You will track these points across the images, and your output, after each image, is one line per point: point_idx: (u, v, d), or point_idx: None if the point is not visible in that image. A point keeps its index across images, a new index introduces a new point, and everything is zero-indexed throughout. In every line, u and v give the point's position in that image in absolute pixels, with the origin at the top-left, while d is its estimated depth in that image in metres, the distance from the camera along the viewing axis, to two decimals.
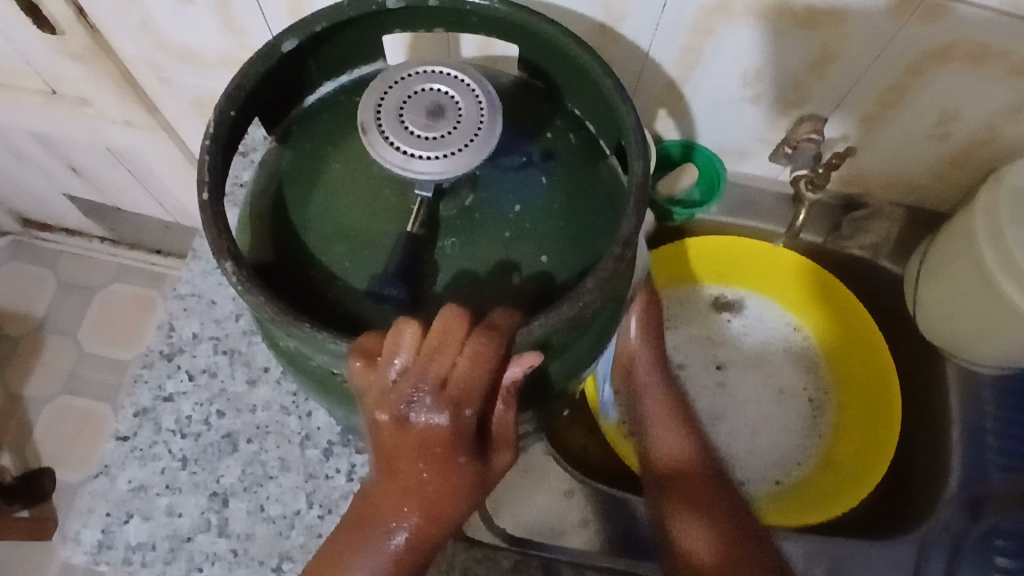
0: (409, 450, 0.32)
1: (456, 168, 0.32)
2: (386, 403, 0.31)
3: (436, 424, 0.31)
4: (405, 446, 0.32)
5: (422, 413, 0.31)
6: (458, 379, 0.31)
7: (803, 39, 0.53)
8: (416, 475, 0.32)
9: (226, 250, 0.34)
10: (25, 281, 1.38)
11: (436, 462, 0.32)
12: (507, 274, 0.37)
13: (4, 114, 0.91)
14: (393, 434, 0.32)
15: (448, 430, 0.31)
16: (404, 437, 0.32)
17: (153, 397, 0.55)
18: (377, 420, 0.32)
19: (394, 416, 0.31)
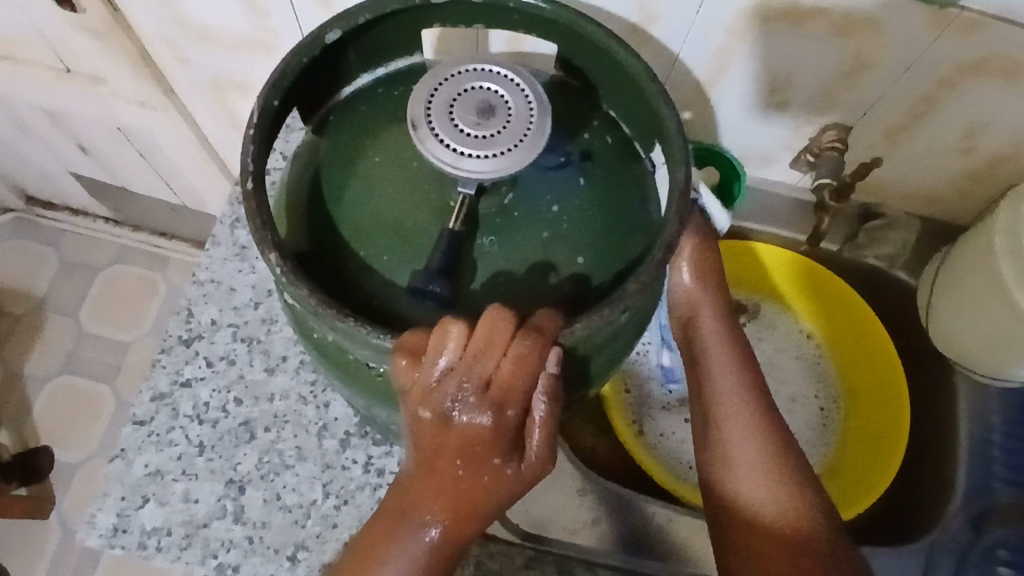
0: (449, 448, 0.33)
1: (505, 168, 0.32)
2: (429, 398, 0.32)
3: (478, 424, 0.32)
4: (444, 444, 0.33)
5: (466, 413, 0.32)
6: (502, 379, 0.32)
7: (837, 47, 0.53)
8: (452, 473, 0.33)
9: (270, 240, 0.33)
10: (27, 259, 1.38)
11: (474, 461, 0.33)
12: (544, 275, 0.37)
13: (16, 88, 0.90)
14: (433, 430, 0.33)
15: (490, 431, 0.32)
16: (444, 434, 0.33)
17: (170, 382, 0.55)
18: (419, 417, 0.33)
19: (436, 414, 0.32)
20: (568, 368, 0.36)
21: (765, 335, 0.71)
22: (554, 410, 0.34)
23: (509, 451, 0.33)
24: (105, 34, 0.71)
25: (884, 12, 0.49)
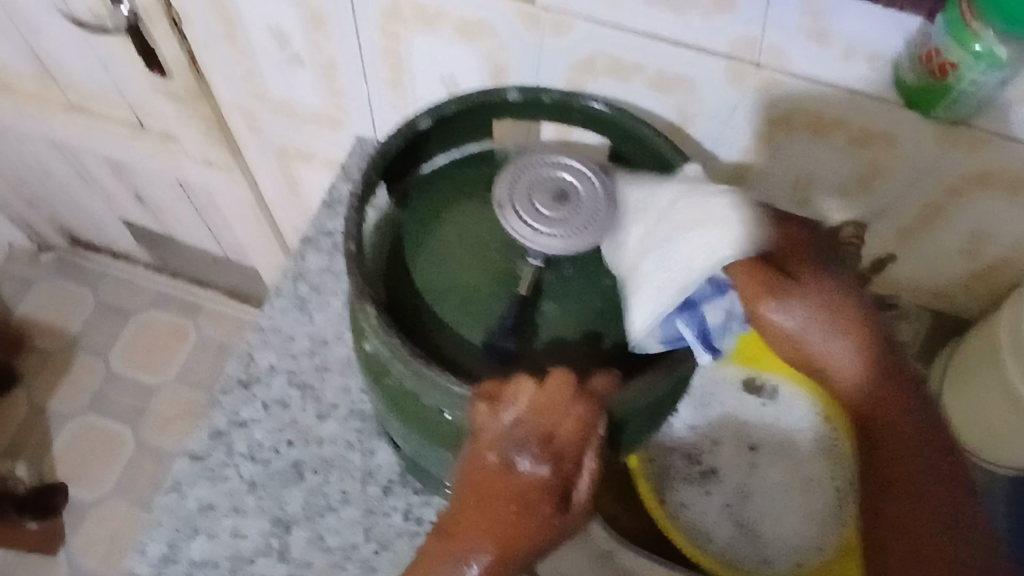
0: (510, 489, 0.36)
1: (576, 247, 0.37)
2: (494, 437, 0.37)
3: (542, 471, 0.36)
4: (505, 483, 0.36)
5: (527, 459, 0.36)
6: (561, 434, 0.37)
7: (854, 156, 0.60)
8: (507, 515, 0.36)
9: (369, 293, 0.40)
10: (65, 299, 1.43)
11: (531, 509, 0.36)
12: (596, 341, 0.42)
13: (90, 141, 0.98)
14: (497, 467, 0.37)
15: (545, 478, 0.36)
16: (506, 477, 0.37)
17: (228, 422, 0.59)
18: (483, 457, 0.37)
19: (500, 456, 0.37)
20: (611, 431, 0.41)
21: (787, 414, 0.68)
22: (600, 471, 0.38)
23: (559, 501, 0.37)
24: (188, 101, 0.78)
25: (897, 128, 0.56)
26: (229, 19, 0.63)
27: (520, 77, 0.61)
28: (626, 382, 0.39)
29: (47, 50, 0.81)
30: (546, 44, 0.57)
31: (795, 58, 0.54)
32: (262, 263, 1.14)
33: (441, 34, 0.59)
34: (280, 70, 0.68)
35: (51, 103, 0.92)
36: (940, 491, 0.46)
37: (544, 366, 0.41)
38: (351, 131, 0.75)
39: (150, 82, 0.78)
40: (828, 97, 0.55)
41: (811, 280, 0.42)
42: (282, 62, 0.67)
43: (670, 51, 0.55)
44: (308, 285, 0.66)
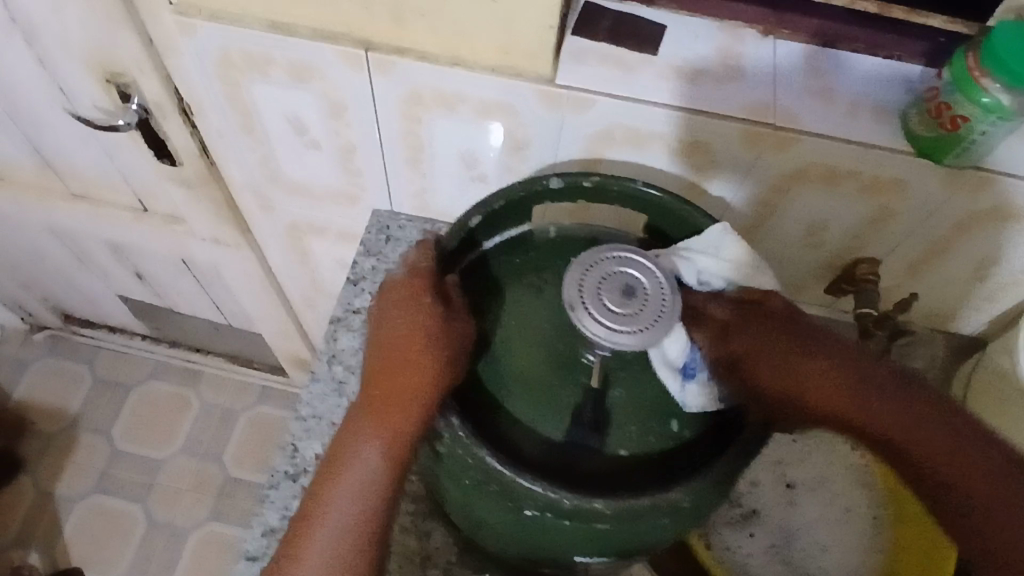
0: (348, 479, 0.43)
1: (649, 341, 0.38)
2: (346, 437, 0.44)
3: (375, 473, 0.42)
4: (336, 471, 0.43)
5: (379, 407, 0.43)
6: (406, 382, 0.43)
7: (866, 201, 0.62)
8: (338, 502, 0.43)
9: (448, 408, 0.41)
10: (62, 378, 1.41)
11: (377, 502, 0.43)
12: (667, 422, 0.43)
13: (89, 227, 0.97)
14: (337, 453, 0.44)
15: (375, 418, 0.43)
16: (383, 413, 0.43)
17: (280, 517, 0.58)
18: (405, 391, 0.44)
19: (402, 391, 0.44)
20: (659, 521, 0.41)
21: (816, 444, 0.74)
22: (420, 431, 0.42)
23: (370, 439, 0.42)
24: (199, 186, 0.79)
25: (907, 175, 0.58)
26: (249, 111, 0.65)
27: (539, 150, 0.63)
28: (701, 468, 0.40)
29: (49, 144, 0.81)
30: (566, 120, 0.59)
31: (808, 118, 0.56)
32: (269, 330, 1.14)
33: (462, 116, 0.61)
34: (298, 157, 0.70)
35: (50, 192, 0.92)
36: (921, 413, 0.46)
37: (621, 454, 0.41)
38: (366, 205, 0.76)
39: (160, 170, 0.78)
40: (842, 152, 0.57)
41: (768, 341, 0.46)
42: (300, 146, 0.68)
43: (690, 119, 0.57)
44: (344, 366, 0.66)
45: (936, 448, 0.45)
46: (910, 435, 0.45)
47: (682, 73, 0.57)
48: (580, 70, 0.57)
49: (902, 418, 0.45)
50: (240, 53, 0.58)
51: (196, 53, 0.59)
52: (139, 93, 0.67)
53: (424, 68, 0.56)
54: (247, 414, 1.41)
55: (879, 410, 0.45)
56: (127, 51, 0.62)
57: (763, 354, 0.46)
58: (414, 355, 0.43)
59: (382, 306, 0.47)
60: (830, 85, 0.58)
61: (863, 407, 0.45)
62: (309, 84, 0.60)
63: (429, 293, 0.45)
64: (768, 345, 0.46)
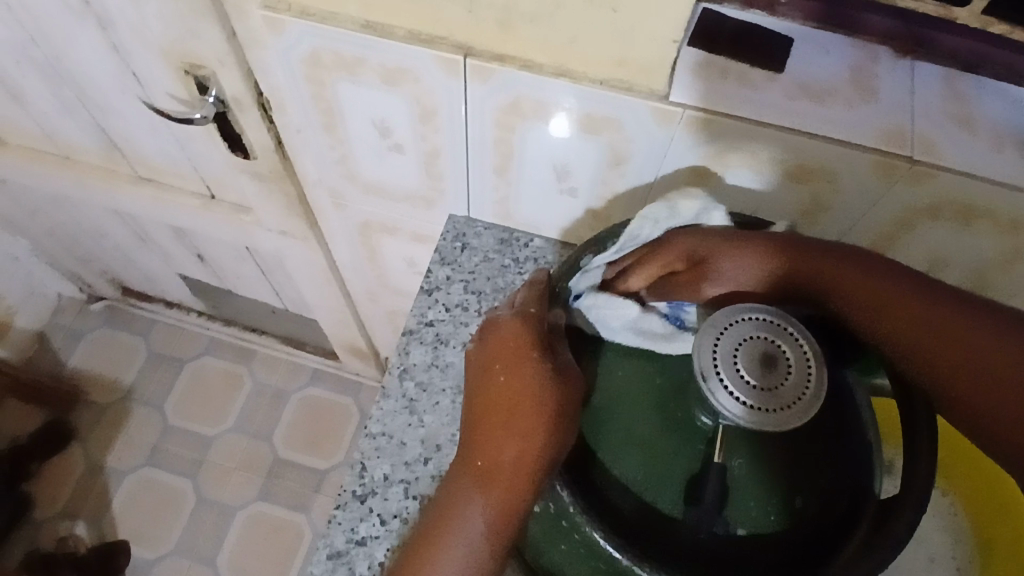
0: (445, 560, 0.36)
1: (791, 422, 0.34)
2: (442, 509, 0.37)
3: (480, 552, 0.36)
4: (431, 551, 0.36)
5: (484, 445, 0.38)
6: (511, 410, 0.38)
7: (1000, 242, 0.56)
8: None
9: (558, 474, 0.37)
10: (119, 349, 1.44)
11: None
12: (791, 500, 0.38)
13: (154, 211, 0.96)
14: (430, 528, 0.37)
15: (479, 463, 0.37)
16: (484, 459, 0.37)
17: (347, 541, 0.56)
18: (500, 413, 0.38)
19: (501, 420, 0.38)
20: None
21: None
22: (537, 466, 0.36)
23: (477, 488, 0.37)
24: (271, 179, 0.77)
25: None
26: (332, 110, 0.62)
27: (638, 166, 0.59)
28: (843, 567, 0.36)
29: (121, 130, 0.80)
30: (676, 138, 0.55)
31: (948, 150, 0.51)
32: (325, 318, 1.12)
33: (562, 129, 0.57)
34: (378, 158, 0.67)
35: (118, 175, 0.91)
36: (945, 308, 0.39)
37: (739, 533, 0.37)
38: (443, 209, 0.73)
39: (233, 161, 0.76)
40: (982, 191, 0.51)
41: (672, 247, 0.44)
42: (381, 148, 0.66)
43: (818, 146, 0.51)
44: (414, 383, 0.63)
45: (937, 341, 0.38)
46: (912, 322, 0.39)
47: (810, 93, 0.52)
48: (698, 85, 0.52)
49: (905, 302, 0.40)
50: (331, 54, 0.55)
51: (283, 50, 0.56)
52: (218, 85, 0.65)
53: (526, 77, 0.52)
54: (298, 394, 1.41)
55: (883, 298, 0.40)
56: (209, 44, 0.59)
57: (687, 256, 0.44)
58: (521, 411, 0.38)
59: (481, 350, 0.41)
60: (972, 111, 0.52)
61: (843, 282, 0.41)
62: (399, 87, 0.57)
63: (536, 343, 0.40)
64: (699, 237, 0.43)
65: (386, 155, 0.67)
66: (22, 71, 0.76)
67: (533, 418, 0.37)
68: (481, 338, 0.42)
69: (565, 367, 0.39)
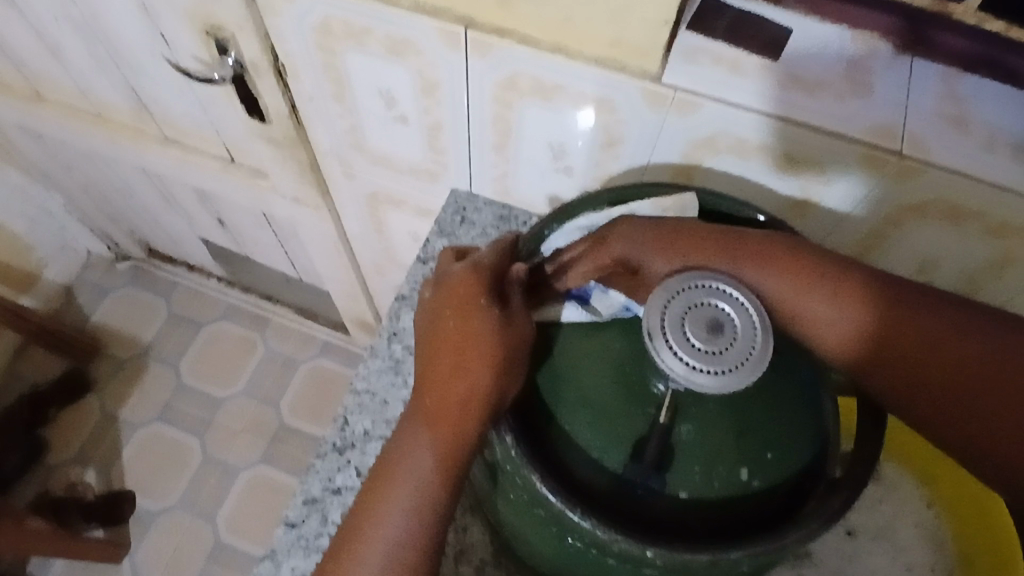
0: (395, 499, 0.38)
1: (732, 384, 0.35)
2: (395, 452, 0.39)
3: (428, 492, 0.38)
4: (383, 488, 0.39)
5: (433, 388, 0.40)
6: (459, 352, 0.39)
7: (992, 246, 0.56)
8: (387, 526, 0.38)
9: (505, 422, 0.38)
10: (141, 308, 1.50)
11: (431, 522, 0.38)
12: (735, 471, 0.38)
13: (176, 172, 1.00)
14: (383, 470, 0.39)
15: (429, 404, 0.39)
16: (433, 402, 0.39)
17: (323, 489, 0.58)
18: (446, 355, 0.40)
19: (452, 362, 0.40)
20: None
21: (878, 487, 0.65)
22: (482, 401, 0.38)
23: (428, 428, 0.39)
24: (284, 145, 0.80)
25: None
26: (340, 78, 0.65)
27: (632, 149, 0.60)
28: (779, 533, 0.37)
29: (148, 90, 0.84)
30: (668, 122, 0.55)
31: (939, 149, 0.50)
32: (335, 289, 1.15)
33: (558, 106, 0.59)
34: (383, 128, 0.70)
35: (145, 135, 0.95)
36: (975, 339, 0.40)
37: (680, 497, 0.38)
38: (446, 183, 0.75)
39: (249, 125, 0.80)
40: (974, 192, 0.51)
41: (644, 245, 0.42)
42: (387, 119, 0.68)
43: (806, 135, 0.52)
44: (402, 346, 0.65)
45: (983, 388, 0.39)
46: (937, 359, 0.40)
47: (804, 85, 0.52)
48: (692, 69, 0.53)
49: (944, 339, 0.40)
50: (341, 22, 0.58)
51: (296, 17, 0.59)
52: (236, 48, 0.67)
53: (523, 53, 0.54)
54: (307, 364, 1.45)
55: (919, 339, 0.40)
56: (228, 7, 0.62)
57: (628, 260, 0.42)
58: (466, 355, 0.39)
59: (433, 301, 0.43)
60: (969, 113, 0.52)
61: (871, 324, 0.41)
62: (402, 57, 0.59)
63: (483, 292, 0.41)
64: (633, 240, 0.42)
65: (391, 125, 0.69)
66: (60, 27, 0.80)
67: (482, 358, 0.39)
68: (433, 288, 0.43)
69: (516, 313, 0.40)
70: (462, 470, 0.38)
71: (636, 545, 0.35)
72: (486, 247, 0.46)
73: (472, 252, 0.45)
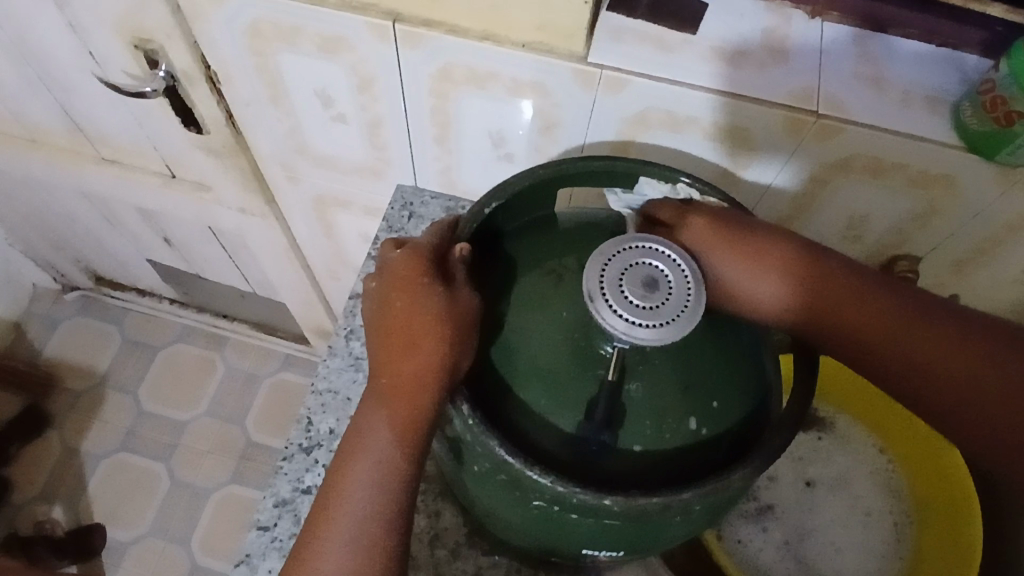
0: (358, 479, 0.39)
1: (671, 335, 0.37)
2: (355, 434, 0.40)
3: (390, 469, 0.39)
4: (348, 466, 0.40)
5: (387, 370, 0.41)
6: (411, 334, 0.41)
7: (913, 196, 0.59)
8: (353, 505, 0.39)
9: (460, 395, 0.39)
10: (93, 338, 1.47)
11: (397, 495, 0.39)
12: (684, 421, 0.40)
13: (117, 191, 0.98)
14: (346, 450, 0.40)
15: (385, 386, 0.41)
16: (389, 382, 0.40)
17: (292, 490, 0.59)
18: (397, 338, 0.41)
19: (404, 343, 0.41)
20: (669, 522, 0.39)
21: (829, 437, 0.70)
22: (437, 375, 0.39)
23: (386, 407, 0.40)
24: (225, 154, 0.80)
25: (958, 172, 0.55)
26: (275, 81, 0.65)
27: (569, 131, 0.62)
28: (728, 471, 0.39)
29: (80, 110, 0.83)
30: (600, 101, 0.57)
31: (853, 106, 0.53)
32: (291, 299, 1.15)
33: (491, 93, 0.60)
34: (323, 128, 0.70)
35: (81, 156, 0.93)
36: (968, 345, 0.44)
37: (635, 450, 0.39)
38: (391, 180, 0.75)
39: (187, 136, 0.79)
40: (889, 144, 0.54)
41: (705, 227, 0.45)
42: (326, 119, 0.69)
43: (727, 103, 0.54)
44: (361, 342, 0.66)
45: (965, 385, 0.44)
46: (933, 361, 0.44)
47: (724, 56, 0.54)
48: (618, 47, 0.55)
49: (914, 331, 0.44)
50: (270, 23, 0.58)
51: (223, 20, 0.59)
52: (167, 60, 0.67)
53: (454, 43, 0.55)
54: (271, 379, 1.44)
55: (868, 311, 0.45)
56: (155, 17, 0.62)
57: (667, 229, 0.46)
58: (417, 332, 0.41)
59: (378, 285, 0.44)
60: (881, 71, 0.55)
61: (852, 321, 0.45)
62: (335, 55, 0.60)
63: (428, 271, 0.42)
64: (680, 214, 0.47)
65: (332, 125, 0.69)
66: None
67: (433, 336, 0.40)
68: (377, 277, 0.44)
69: (460, 288, 0.42)
70: (424, 443, 0.40)
71: (594, 496, 0.37)
72: (426, 232, 0.47)
73: (410, 238, 0.46)
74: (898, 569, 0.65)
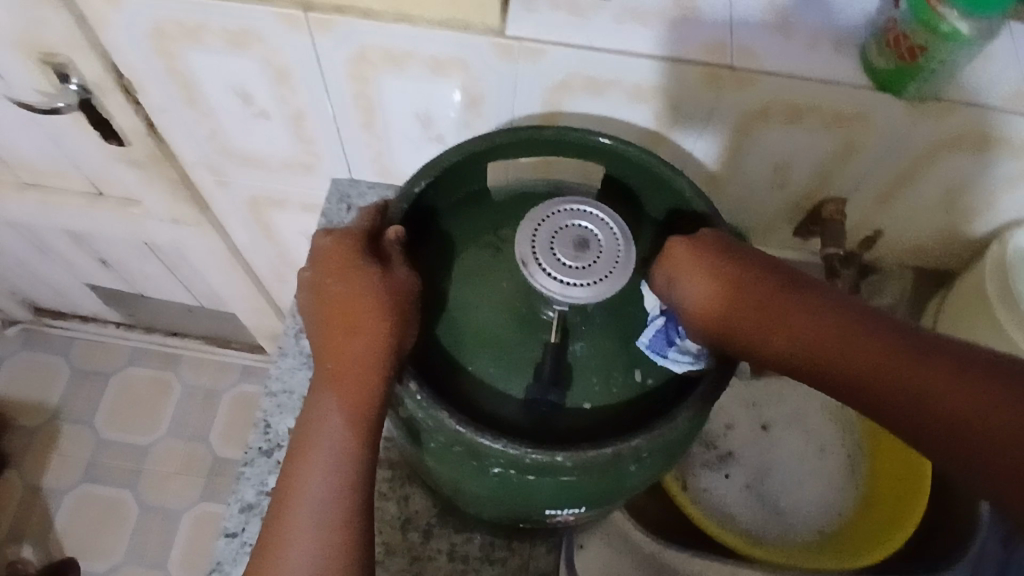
0: (315, 463, 0.40)
1: (604, 292, 0.38)
2: (309, 421, 0.41)
3: (347, 450, 0.40)
4: (305, 452, 0.40)
5: (333, 354, 0.41)
6: (353, 318, 0.41)
7: (830, 137, 0.61)
8: (313, 489, 0.40)
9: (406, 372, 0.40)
10: (39, 372, 1.42)
11: (355, 475, 0.40)
12: (629, 373, 0.42)
13: (42, 216, 0.95)
14: (301, 444, 0.41)
15: (332, 371, 0.41)
16: (336, 366, 0.41)
17: (257, 493, 0.58)
18: (339, 322, 0.42)
19: (349, 327, 0.41)
20: (625, 470, 0.40)
21: (785, 380, 0.72)
22: (383, 353, 0.40)
23: (337, 391, 0.40)
24: (151, 165, 0.78)
25: (869, 109, 0.57)
26: (191, 83, 0.64)
27: (494, 105, 0.62)
28: (671, 415, 0.40)
29: None
30: (520, 72, 0.58)
31: (765, 55, 0.55)
32: (240, 307, 1.13)
33: (412, 74, 0.60)
34: (248, 127, 0.69)
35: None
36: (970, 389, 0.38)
37: (585, 407, 0.41)
38: (325, 173, 0.75)
39: (110, 150, 0.76)
40: (801, 90, 0.56)
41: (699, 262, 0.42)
42: (250, 117, 0.67)
43: (643, 64, 0.55)
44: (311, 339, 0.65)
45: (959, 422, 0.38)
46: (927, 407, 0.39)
47: (636, 18, 0.55)
48: (532, 17, 0.55)
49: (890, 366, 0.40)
50: (179, 22, 0.57)
51: (129, 25, 0.58)
52: (77, 72, 0.65)
53: (368, 26, 0.55)
54: (230, 393, 1.42)
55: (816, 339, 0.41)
56: (56, 29, 0.60)
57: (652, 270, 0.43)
58: (355, 315, 0.41)
59: (312, 273, 0.44)
60: (788, 19, 0.56)
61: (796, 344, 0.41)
62: (250, 50, 0.59)
63: (362, 255, 0.43)
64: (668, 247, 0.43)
65: (257, 124, 0.68)
66: None
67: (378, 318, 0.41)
68: (310, 265, 0.45)
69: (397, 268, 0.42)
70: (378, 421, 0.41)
71: (547, 453, 0.38)
72: (357, 216, 0.47)
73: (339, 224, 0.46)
74: (856, 494, 0.68)
